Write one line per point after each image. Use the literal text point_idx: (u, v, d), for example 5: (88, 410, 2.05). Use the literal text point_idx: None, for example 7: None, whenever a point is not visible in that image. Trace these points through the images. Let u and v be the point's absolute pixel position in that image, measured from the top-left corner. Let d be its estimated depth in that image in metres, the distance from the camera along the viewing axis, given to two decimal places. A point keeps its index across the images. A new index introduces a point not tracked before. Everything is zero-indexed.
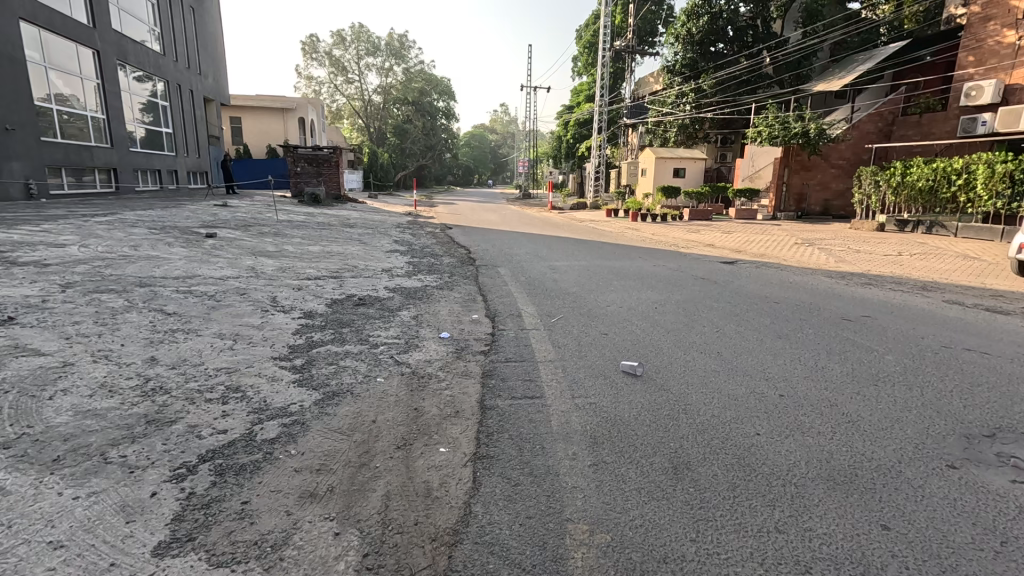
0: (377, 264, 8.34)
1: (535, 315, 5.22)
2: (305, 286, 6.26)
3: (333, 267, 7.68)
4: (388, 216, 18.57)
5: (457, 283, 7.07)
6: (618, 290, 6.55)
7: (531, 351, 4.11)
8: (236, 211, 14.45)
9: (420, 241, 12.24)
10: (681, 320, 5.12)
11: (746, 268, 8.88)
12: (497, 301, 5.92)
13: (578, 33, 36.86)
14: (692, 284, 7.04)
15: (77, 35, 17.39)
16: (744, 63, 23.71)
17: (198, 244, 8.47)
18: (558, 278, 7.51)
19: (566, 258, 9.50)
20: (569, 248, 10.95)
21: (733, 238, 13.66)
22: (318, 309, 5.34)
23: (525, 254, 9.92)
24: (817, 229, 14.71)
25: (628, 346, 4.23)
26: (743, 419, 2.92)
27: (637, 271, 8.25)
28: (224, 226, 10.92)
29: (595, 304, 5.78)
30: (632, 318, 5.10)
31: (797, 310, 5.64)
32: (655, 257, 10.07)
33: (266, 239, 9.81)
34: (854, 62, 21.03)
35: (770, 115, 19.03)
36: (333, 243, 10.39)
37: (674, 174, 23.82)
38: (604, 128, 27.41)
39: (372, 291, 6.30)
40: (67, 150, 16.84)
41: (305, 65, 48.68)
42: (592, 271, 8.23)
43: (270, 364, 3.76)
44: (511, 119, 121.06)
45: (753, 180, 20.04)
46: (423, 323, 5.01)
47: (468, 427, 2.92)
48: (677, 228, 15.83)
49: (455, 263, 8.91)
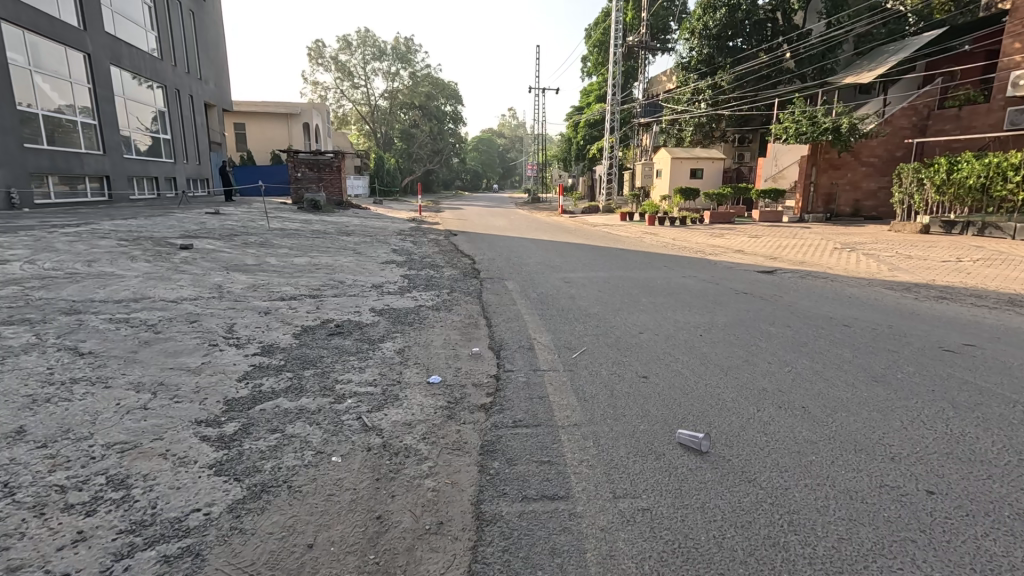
0: (367, 279, 7.33)
1: (552, 347, 4.16)
2: (274, 310, 5.24)
3: (316, 283, 6.69)
4: (391, 222, 17.64)
5: (459, 302, 6.03)
6: (649, 310, 5.46)
7: (548, 407, 3.04)
8: (227, 219, 13.57)
9: (420, 250, 11.25)
10: (738, 351, 4.06)
11: (790, 279, 7.73)
12: (503, 327, 4.84)
13: (587, 32, 35.93)
14: (736, 301, 5.96)
15: (66, 37, 16.68)
16: (764, 57, 22.58)
17: (167, 257, 7.53)
18: (577, 293, 6.47)
19: (583, 268, 8.41)
20: (585, 256, 9.87)
21: (763, 242, 12.47)
22: (283, 341, 4.31)
23: (536, 264, 8.87)
24: (853, 232, 13.49)
25: (681, 397, 3.16)
26: (892, 550, 1.84)
27: (667, 283, 7.20)
28: (206, 236, 9.99)
29: (627, 328, 4.73)
30: (675, 351, 4.05)
31: (878, 335, 4.53)
32: (683, 266, 8.99)
33: (249, 251, 8.86)
34: (883, 53, 19.71)
35: (797, 110, 17.71)
36: (324, 253, 9.42)
37: (691, 175, 22.68)
38: (616, 128, 26.38)
39: (355, 314, 5.27)
40: (54, 157, 16.09)
41: (311, 71, 48.18)
42: (613, 284, 7.13)
43: (188, 433, 2.72)
44: (520, 123, 120.03)
45: (776, 179, 18.85)
46: (409, 361, 3.95)
47: (455, 561, 1.86)
48: (699, 232, 14.68)
49: (457, 276, 7.89)
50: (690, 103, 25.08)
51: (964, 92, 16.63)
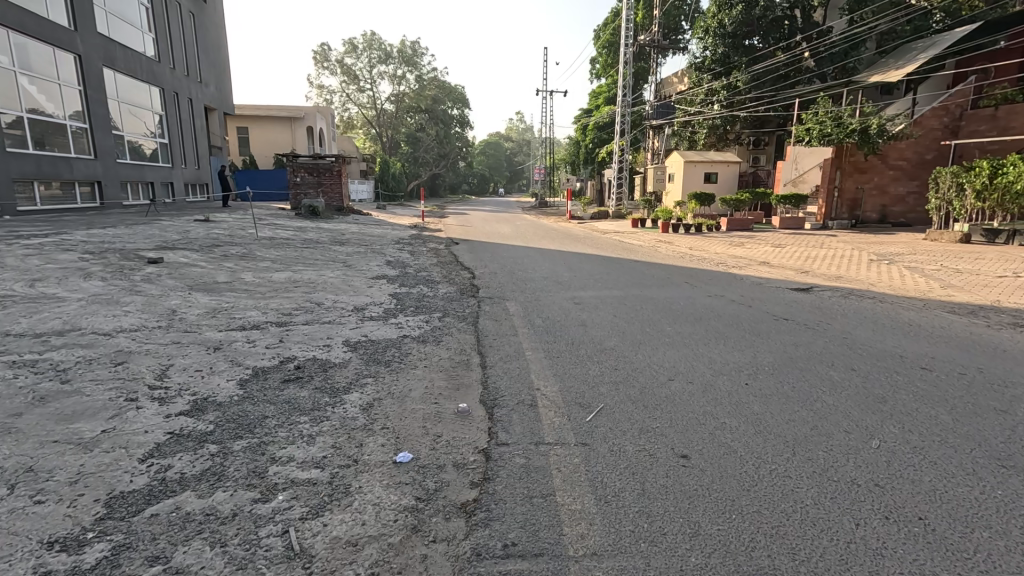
0: (351, 299, 6.48)
1: (561, 405, 3.24)
2: (228, 344, 4.39)
3: (290, 306, 5.83)
4: (391, 229, 16.87)
5: (453, 330, 5.15)
6: (676, 345, 4.54)
7: (554, 520, 2.14)
8: (215, 227, 12.83)
9: (417, 261, 10.43)
10: (801, 413, 3.12)
11: (832, 300, 6.78)
12: (500, 370, 3.95)
13: (595, 33, 35.12)
14: (779, 332, 5.01)
15: (55, 38, 16.07)
16: (780, 57, 21.68)
17: (128, 274, 6.72)
18: (589, 318, 5.55)
19: (593, 284, 7.51)
20: (596, 269, 8.97)
21: (789, 253, 11.51)
22: (222, 394, 3.43)
23: (542, 279, 7.96)
24: (886, 241, 12.49)
25: (744, 501, 2.24)
26: None
27: (691, 305, 6.29)
28: (183, 248, 9.20)
29: (651, 372, 3.84)
30: (719, 411, 3.13)
31: (973, 387, 3.56)
32: (706, 282, 8.06)
33: (225, 265, 8.06)
34: (911, 49, 18.60)
35: (820, 110, 16.82)
36: (309, 267, 8.59)
37: (705, 179, 21.72)
38: (627, 130, 25.50)
39: (323, 351, 4.38)
40: (40, 162, 15.46)
41: (317, 75, 47.79)
42: (629, 306, 6.23)
43: (22, 569, 1.85)
44: (528, 128, 119.81)
45: (796, 183, 17.34)
46: (375, 425, 3.06)
47: None
48: (717, 241, 13.73)
49: (452, 295, 7.05)
50: (704, 105, 24.16)
51: (1000, 90, 15.51)
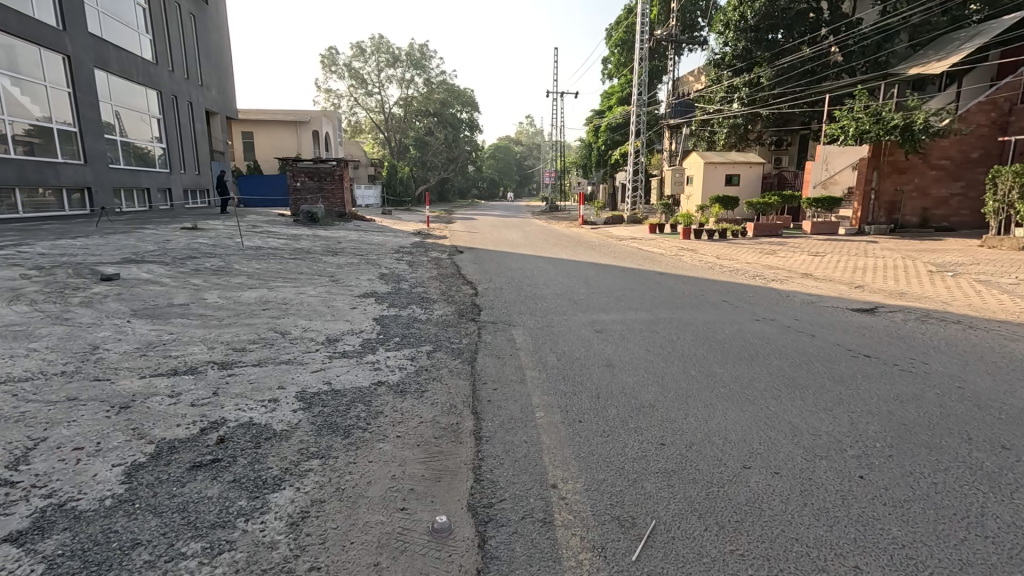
0: (328, 325, 5.40)
1: (590, 526, 2.13)
2: (141, 401, 3.30)
3: (247, 338, 4.75)
4: (392, 236, 15.88)
5: (444, 375, 4.04)
6: (740, 402, 3.37)
7: None
8: (200, 236, 11.87)
9: (415, 273, 9.37)
10: (971, 544, 1.98)
11: (908, 326, 5.57)
12: (501, 445, 2.84)
13: (608, 32, 34.00)
14: (868, 377, 3.83)
15: (41, 37, 15.28)
16: (805, 51, 20.40)
17: (65, 295, 5.70)
18: (616, 354, 4.42)
19: (615, 304, 6.38)
20: (617, 284, 7.81)
21: (831, 263, 10.27)
22: (90, 496, 2.32)
23: (554, 298, 6.84)
24: (939, 249, 11.21)
25: None
26: None
27: (741, 334, 5.14)
28: (152, 262, 8.19)
29: (715, 451, 2.71)
30: (841, 542, 2.00)
31: None
32: (747, 300, 6.88)
33: (191, 282, 7.02)
34: (952, 41, 17.21)
35: (856, 106, 15.37)
36: (288, 283, 7.53)
37: (726, 181, 20.46)
38: (642, 131, 24.31)
39: (264, 411, 3.27)
40: (22, 168, 14.67)
41: (324, 79, 47.23)
42: (664, 336, 5.08)
43: None
44: (536, 131, 119.31)
45: (826, 185, 16.06)
46: (301, 565, 1.96)
47: None
48: (747, 249, 12.49)
49: (450, 317, 5.99)
50: (724, 103, 23.28)
51: None
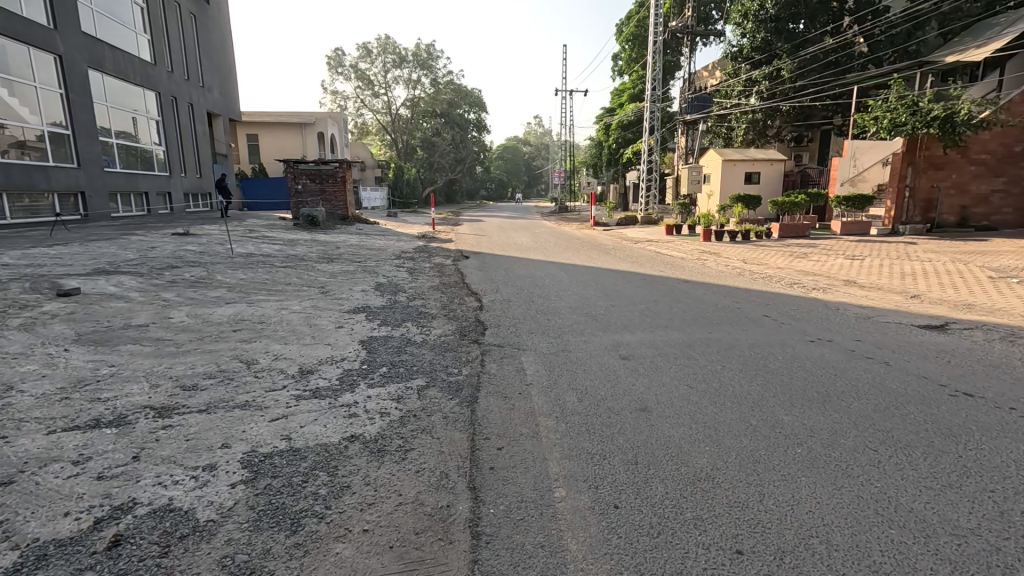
0: (306, 352, 4.58)
1: None
2: (27, 474, 2.48)
3: (204, 371, 3.94)
4: (396, 241, 15.12)
5: (437, 425, 3.19)
6: (833, 475, 2.49)
7: None
8: (188, 242, 11.17)
9: (416, 282, 8.57)
10: None
11: (996, 348, 4.65)
12: (507, 554, 2.00)
13: (618, 27, 33.11)
14: (987, 431, 2.93)
15: (30, 36, 14.70)
16: (829, 41, 19.38)
17: (6, 316, 4.95)
18: (651, 394, 3.55)
19: (639, 322, 5.51)
20: (638, 296, 6.94)
21: (873, 268, 9.33)
22: None
23: (570, 313, 5.99)
24: (991, 251, 10.21)
25: None
26: None
27: (797, 361, 4.25)
28: (124, 272, 7.45)
29: (821, 572, 1.86)
30: None
31: None
32: (792, 314, 5.98)
33: (161, 297, 6.25)
34: (991, 27, 16.16)
35: (891, 96, 14.09)
36: (271, 297, 6.76)
37: (746, 180, 19.46)
38: (656, 128, 23.34)
39: (191, 487, 2.44)
40: (10, 172, 14.07)
41: (331, 81, 46.73)
42: (704, 364, 4.21)
43: None
44: (545, 132, 118.72)
45: (855, 183, 14.90)
46: None
47: None
48: (776, 252, 11.54)
49: (451, 338, 5.18)
50: (742, 96, 22.22)
51: None
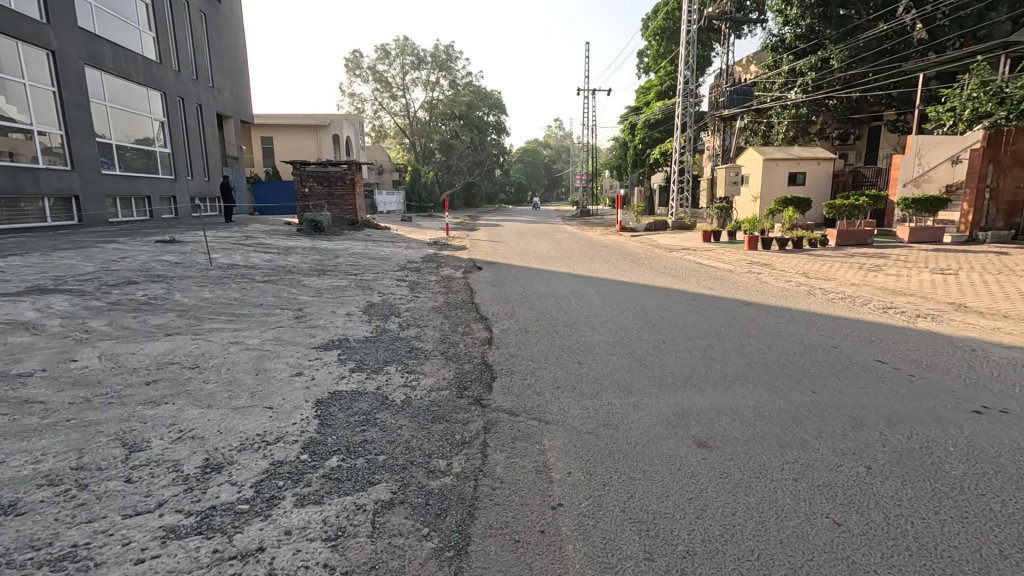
0: (230, 424, 3.13)
1: None
2: None
3: (46, 471, 2.51)
4: (404, 248, 13.82)
5: None
6: None
7: None
8: (169, 251, 9.96)
9: (414, 302, 7.15)
10: None
11: None
12: None
13: (644, 23, 31.45)
14: None
15: (19, 30, 13.77)
16: (885, 27, 17.46)
17: None
18: (776, 544, 2.01)
19: (706, 374, 3.92)
20: (697, 328, 5.33)
21: (975, 285, 7.59)
22: None
23: (609, 355, 4.45)
24: None
25: None
26: None
27: (985, 457, 2.67)
28: (63, 291, 6.17)
29: None
30: None
31: None
32: (915, 359, 4.32)
33: (84, 327, 4.92)
34: None
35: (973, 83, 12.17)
36: (229, 325, 5.38)
37: (790, 180, 17.66)
38: (688, 125, 21.60)
39: None
40: None
41: (349, 83, 45.94)
42: (835, 463, 2.61)
43: None
44: (564, 134, 117.45)
45: (920, 182, 13.96)
46: None
47: None
48: (841, 264, 9.83)
49: (445, 396, 3.69)
50: (783, 90, 20.39)
51: None
